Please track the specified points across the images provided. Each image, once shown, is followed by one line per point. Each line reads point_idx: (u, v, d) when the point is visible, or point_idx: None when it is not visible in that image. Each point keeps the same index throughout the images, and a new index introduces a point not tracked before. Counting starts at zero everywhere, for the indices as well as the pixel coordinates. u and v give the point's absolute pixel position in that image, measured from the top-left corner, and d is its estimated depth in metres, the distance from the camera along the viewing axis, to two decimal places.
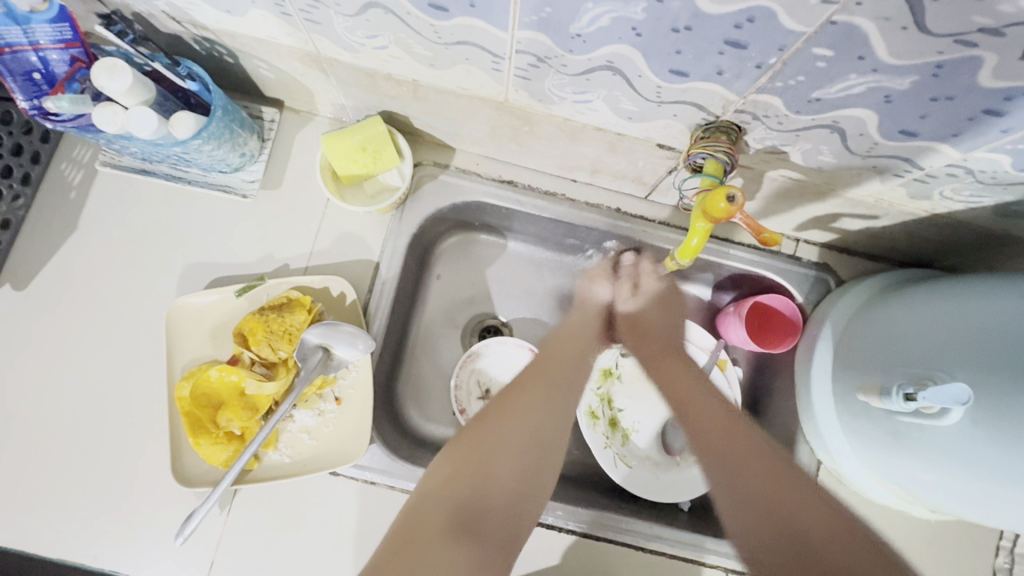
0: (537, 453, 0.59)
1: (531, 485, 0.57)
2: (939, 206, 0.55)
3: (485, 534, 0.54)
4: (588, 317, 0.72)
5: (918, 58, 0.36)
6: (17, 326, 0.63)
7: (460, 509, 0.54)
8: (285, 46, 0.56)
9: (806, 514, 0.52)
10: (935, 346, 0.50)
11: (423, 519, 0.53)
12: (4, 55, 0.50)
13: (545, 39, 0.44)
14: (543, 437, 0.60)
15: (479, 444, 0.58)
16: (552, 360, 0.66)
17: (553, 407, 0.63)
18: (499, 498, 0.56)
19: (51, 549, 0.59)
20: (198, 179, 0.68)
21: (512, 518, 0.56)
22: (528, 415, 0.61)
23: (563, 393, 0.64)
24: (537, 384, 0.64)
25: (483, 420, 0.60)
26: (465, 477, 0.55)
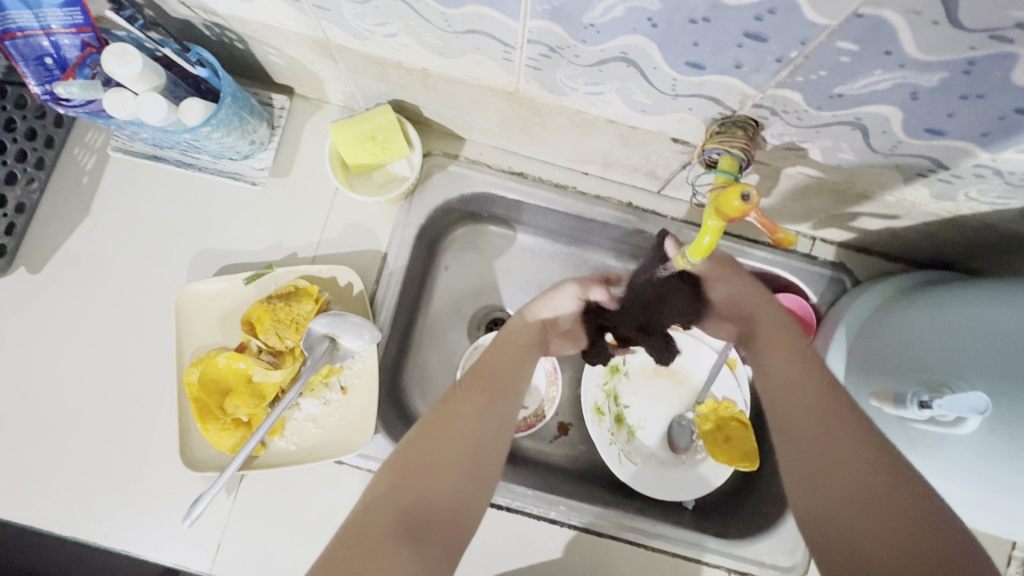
0: (479, 453, 0.49)
1: (471, 493, 0.47)
2: (963, 208, 0.53)
3: (430, 541, 0.43)
4: (527, 329, 0.63)
5: (949, 54, 0.34)
6: (33, 309, 0.65)
7: (405, 511, 0.44)
8: (294, 32, 0.55)
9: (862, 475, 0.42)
10: (957, 351, 0.48)
11: (364, 533, 0.42)
12: (17, 39, 0.51)
13: (558, 29, 0.43)
14: (493, 431, 0.51)
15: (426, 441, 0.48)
16: (482, 369, 0.56)
17: (494, 404, 0.53)
18: (441, 506, 0.45)
19: (63, 526, 0.60)
20: (207, 165, 0.68)
21: (453, 526, 0.45)
22: (475, 411, 0.51)
23: (503, 400, 0.54)
24: (478, 384, 0.55)
25: (442, 409, 0.51)
26: (413, 475, 0.46)
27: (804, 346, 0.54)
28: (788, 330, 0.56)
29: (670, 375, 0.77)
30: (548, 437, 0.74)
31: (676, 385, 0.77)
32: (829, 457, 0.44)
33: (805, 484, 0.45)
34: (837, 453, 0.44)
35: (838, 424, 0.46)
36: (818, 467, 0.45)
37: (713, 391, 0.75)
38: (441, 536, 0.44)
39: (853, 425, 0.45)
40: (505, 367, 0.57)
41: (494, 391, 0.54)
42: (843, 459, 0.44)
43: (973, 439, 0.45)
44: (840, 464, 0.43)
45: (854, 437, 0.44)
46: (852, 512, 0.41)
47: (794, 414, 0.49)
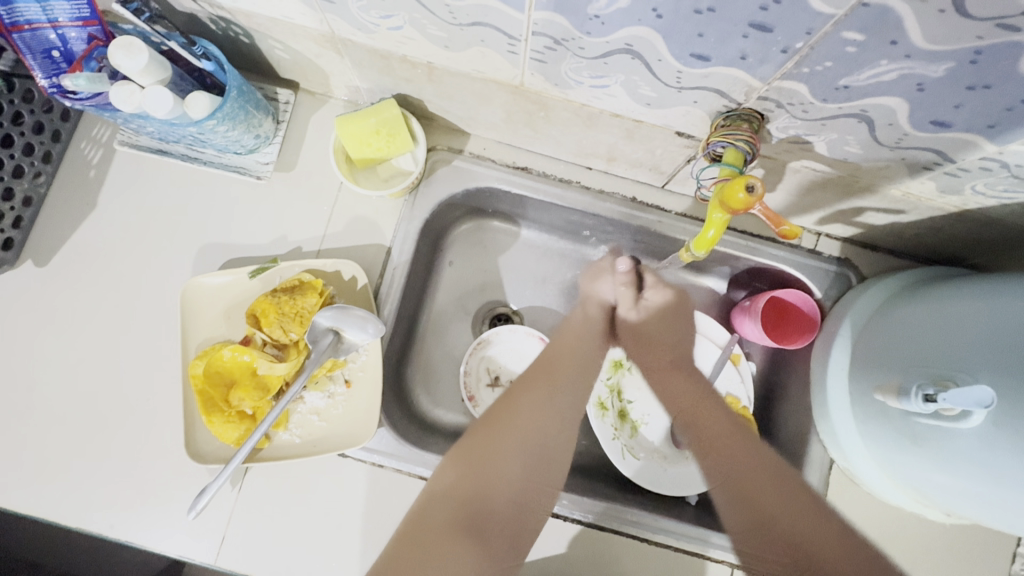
0: (538, 452, 0.66)
1: (532, 490, 0.64)
2: (969, 202, 0.53)
3: (491, 539, 0.62)
4: (589, 320, 0.74)
5: (956, 43, 0.34)
6: (39, 301, 0.65)
7: (466, 511, 0.62)
8: (299, 26, 0.55)
9: (764, 479, 0.63)
10: (962, 346, 0.48)
11: (427, 523, 0.61)
12: (24, 32, 0.51)
13: (563, 20, 0.43)
14: (547, 440, 0.67)
15: (488, 448, 0.65)
16: (546, 372, 0.70)
17: (549, 410, 0.69)
18: (502, 499, 0.64)
19: (69, 517, 0.61)
20: (213, 159, 0.67)
21: (517, 514, 0.63)
22: (532, 420, 0.68)
23: (556, 406, 0.69)
24: (535, 394, 0.69)
25: (488, 423, 0.66)
26: (472, 480, 0.63)
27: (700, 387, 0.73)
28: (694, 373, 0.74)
29: None
30: None
31: None
32: (741, 476, 0.65)
33: (733, 492, 0.65)
34: (734, 461, 0.66)
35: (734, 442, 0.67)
36: (740, 475, 0.65)
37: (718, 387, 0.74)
38: (502, 529, 0.62)
39: (746, 452, 0.66)
40: (570, 366, 0.71)
41: (552, 394, 0.69)
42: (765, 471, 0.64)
43: (979, 432, 0.45)
44: (745, 485, 0.64)
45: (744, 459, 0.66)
46: (777, 520, 0.61)
47: (705, 438, 0.70)
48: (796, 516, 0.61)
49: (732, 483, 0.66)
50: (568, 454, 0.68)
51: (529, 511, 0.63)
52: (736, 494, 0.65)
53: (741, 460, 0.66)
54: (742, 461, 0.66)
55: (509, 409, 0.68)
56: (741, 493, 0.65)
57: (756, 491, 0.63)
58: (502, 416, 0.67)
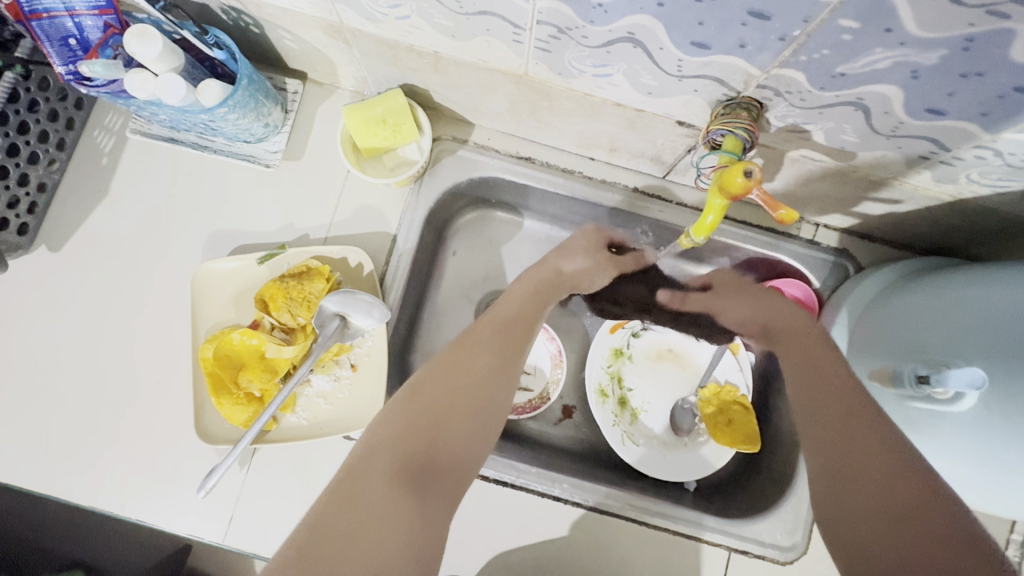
0: (485, 399, 0.53)
1: (476, 443, 0.51)
2: (964, 191, 0.54)
3: (430, 485, 0.46)
4: (551, 282, 0.64)
5: (948, 31, 0.35)
6: (53, 285, 0.66)
7: (409, 456, 0.46)
8: (309, 16, 0.57)
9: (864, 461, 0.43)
10: (954, 332, 0.49)
11: (366, 474, 0.44)
12: (43, 20, 0.52)
13: (566, 9, 0.44)
14: (495, 387, 0.54)
15: (433, 391, 0.51)
16: (497, 329, 0.58)
17: (502, 356, 0.56)
18: (447, 450, 0.49)
19: (82, 495, 0.62)
20: (222, 148, 0.69)
21: (458, 470, 0.49)
22: (481, 365, 0.55)
23: (508, 360, 0.57)
24: (484, 339, 0.57)
25: (433, 372, 0.52)
26: (419, 426, 0.48)
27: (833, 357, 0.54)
28: (808, 330, 0.58)
29: (674, 359, 0.78)
30: (553, 419, 0.75)
31: (679, 368, 0.78)
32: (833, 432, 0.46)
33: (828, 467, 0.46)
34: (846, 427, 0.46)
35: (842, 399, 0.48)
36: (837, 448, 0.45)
37: (716, 375, 0.76)
38: (444, 476, 0.48)
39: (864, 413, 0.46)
40: (522, 315, 0.60)
41: (503, 349, 0.57)
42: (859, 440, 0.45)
43: (971, 415, 0.46)
44: (858, 461, 0.44)
45: (866, 435, 0.45)
46: (882, 516, 0.40)
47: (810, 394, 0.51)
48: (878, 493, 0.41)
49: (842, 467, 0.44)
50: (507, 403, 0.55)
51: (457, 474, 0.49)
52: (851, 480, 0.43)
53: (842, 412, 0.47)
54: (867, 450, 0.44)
55: (452, 355, 0.54)
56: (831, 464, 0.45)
57: (874, 465, 0.42)
58: (445, 365, 0.53)
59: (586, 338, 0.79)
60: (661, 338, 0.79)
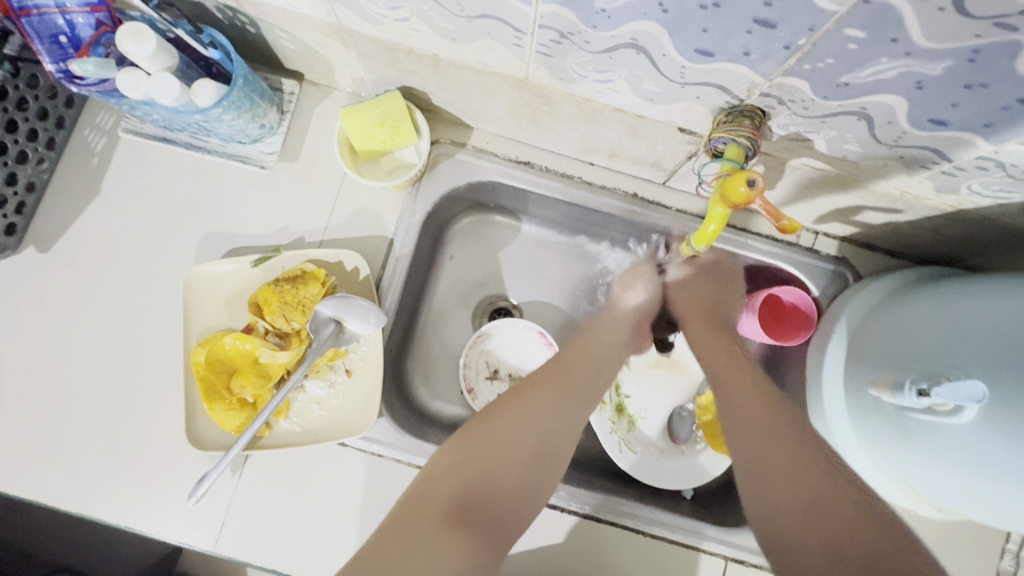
0: (540, 454, 0.58)
1: (531, 490, 0.56)
2: (965, 201, 0.53)
3: (482, 527, 0.52)
4: (615, 322, 0.70)
5: (954, 42, 0.35)
6: (41, 287, 0.65)
7: (461, 502, 0.53)
8: (306, 16, 0.56)
9: (801, 470, 0.53)
10: (954, 344, 0.49)
11: (426, 501, 0.52)
12: (32, 17, 0.51)
13: (569, 14, 0.43)
14: (555, 441, 0.59)
15: (487, 437, 0.57)
16: (553, 368, 0.64)
17: (558, 407, 0.61)
18: (500, 495, 0.55)
19: (68, 502, 0.61)
20: (216, 148, 0.68)
21: (509, 512, 0.55)
22: (545, 411, 0.60)
23: (569, 408, 0.62)
24: (547, 386, 0.62)
25: (490, 415, 0.59)
26: (474, 465, 0.55)
27: (735, 354, 0.65)
28: (718, 333, 0.68)
29: (671, 366, 0.78)
30: None
31: (676, 375, 0.78)
32: (773, 448, 0.55)
33: (754, 469, 0.55)
34: (789, 468, 0.53)
35: (784, 440, 0.55)
36: (776, 480, 0.53)
37: None
38: (495, 520, 0.54)
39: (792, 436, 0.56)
40: (582, 370, 0.65)
41: (562, 392, 0.62)
42: (797, 461, 0.54)
43: (969, 427, 0.46)
44: (829, 499, 0.50)
45: (791, 443, 0.55)
46: (805, 500, 0.51)
47: (749, 423, 0.58)
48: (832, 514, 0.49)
49: (755, 465, 0.55)
50: (563, 459, 0.59)
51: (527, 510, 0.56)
52: (770, 483, 0.53)
53: (773, 461, 0.54)
54: (782, 453, 0.55)
55: (516, 402, 0.60)
56: (766, 472, 0.54)
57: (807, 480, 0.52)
58: (507, 416, 0.59)
59: None
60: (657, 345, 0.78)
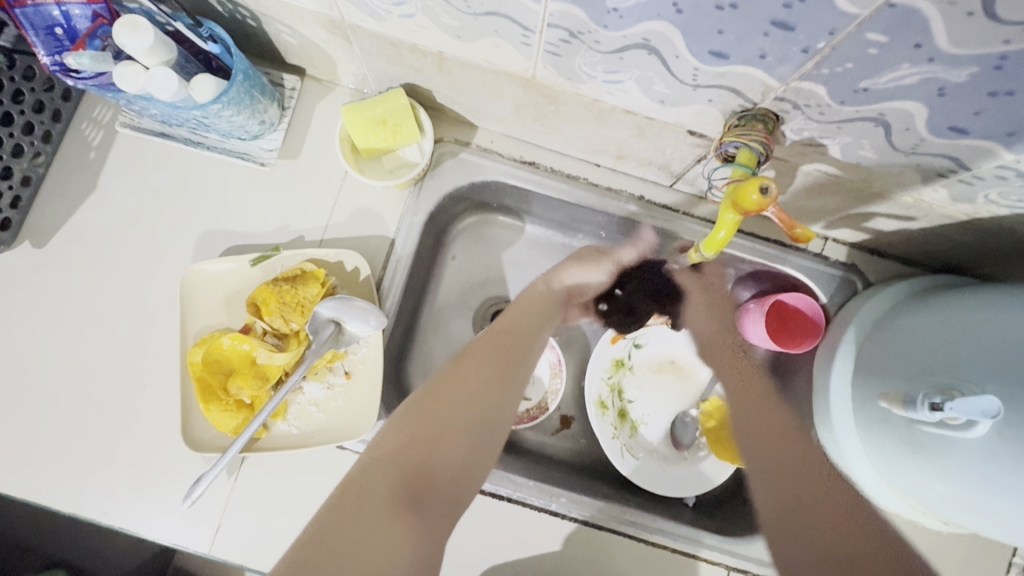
0: (480, 426, 0.60)
1: (476, 457, 0.58)
2: (981, 210, 0.52)
3: (429, 508, 0.52)
4: (548, 295, 0.71)
5: (981, 48, 0.34)
6: (36, 283, 0.64)
7: (405, 479, 0.53)
8: (308, 10, 0.54)
9: (799, 445, 0.65)
10: (970, 356, 0.47)
11: (362, 492, 0.51)
12: (27, 7, 0.49)
13: (579, 13, 0.42)
14: (492, 409, 0.61)
15: (433, 414, 0.58)
16: (494, 342, 0.65)
17: (498, 379, 0.63)
18: (442, 473, 0.55)
19: (61, 501, 0.60)
20: (216, 144, 0.66)
21: (453, 490, 0.55)
22: (484, 382, 0.62)
23: (513, 374, 0.65)
24: (486, 358, 0.64)
25: (434, 394, 0.59)
26: (418, 443, 0.56)
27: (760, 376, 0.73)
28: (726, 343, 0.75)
29: (675, 371, 0.77)
30: (551, 430, 0.74)
31: (680, 380, 0.77)
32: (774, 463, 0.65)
33: (789, 508, 0.62)
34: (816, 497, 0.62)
35: (797, 449, 0.65)
36: (823, 504, 0.61)
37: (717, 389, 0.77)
38: (441, 498, 0.54)
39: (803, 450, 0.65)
40: (524, 344, 0.67)
41: (504, 358, 0.65)
42: (807, 473, 0.63)
43: (980, 443, 0.45)
44: (811, 507, 0.61)
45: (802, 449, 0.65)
46: (830, 518, 0.59)
47: (759, 439, 0.68)
48: (835, 495, 0.61)
49: (794, 497, 0.62)
50: (505, 425, 0.62)
51: (467, 490, 0.56)
52: (797, 516, 0.61)
53: (808, 467, 0.64)
54: (789, 450, 0.65)
55: (453, 376, 0.62)
56: (781, 469, 0.65)
57: (823, 506, 0.61)
58: (444, 395, 0.59)
59: (585, 346, 0.78)
60: (662, 350, 0.77)
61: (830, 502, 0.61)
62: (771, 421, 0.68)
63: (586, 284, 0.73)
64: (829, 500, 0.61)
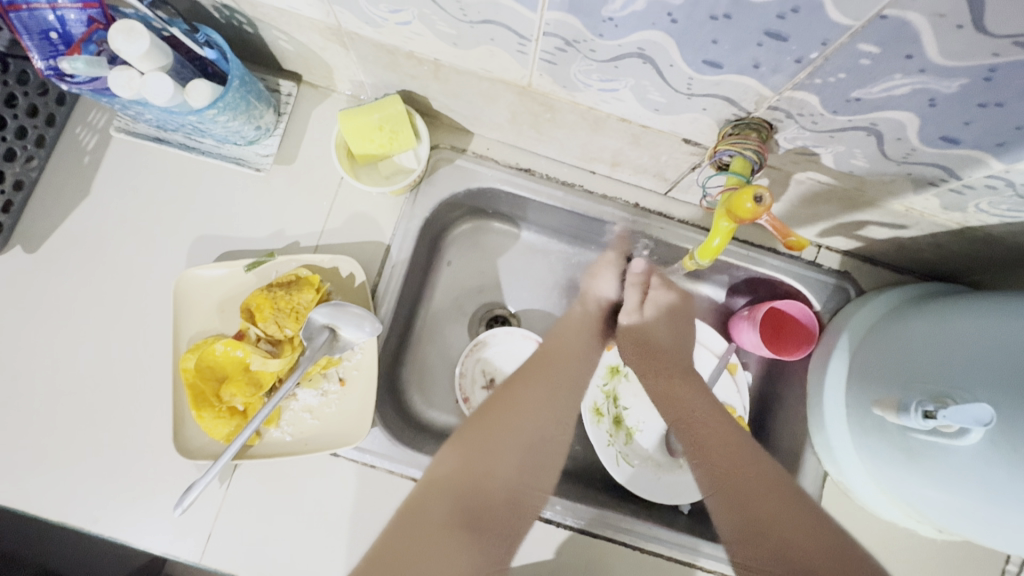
0: (536, 451, 0.60)
1: (534, 480, 0.59)
2: (972, 219, 0.52)
3: (486, 530, 0.55)
4: (588, 314, 0.72)
5: (971, 60, 0.34)
6: (27, 288, 0.63)
7: (462, 503, 0.55)
8: (305, 17, 0.54)
9: (722, 434, 0.62)
10: (962, 364, 0.48)
11: (425, 509, 0.54)
12: (22, 12, 0.50)
13: (574, 22, 0.42)
14: (549, 441, 0.62)
15: (493, 423, 0.60)
16: (540, 358, 0.66)
17: (551, 399, 0.64)
18: (500, 500, 0.57)
19: (49, 509, 0.59)
20: (211, 150, 0.66)
21: (512, 515, 0.57)
22: (539, 402, 0.63)
23: (564, 397, 0.65)
24: (538, 378, 0.65)
25: (481, 415, 0.61)
26: (475, 461, 0.57)
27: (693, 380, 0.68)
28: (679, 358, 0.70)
29: None
30: None
31: None
32: (728, 460, 0.59)
33: (725, 500, 0.58)
34: (744, 500, 0.57)
35: (741, 456, 0.59)
36: (764, 501, 0.56)
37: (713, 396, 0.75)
38: (496, 520, 0.56)
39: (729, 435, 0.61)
40: (567, 366, 0.67)
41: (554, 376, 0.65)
42: (761, 488, 0.56)
43: (975, 451, 0.45)
44: (773, 520, 0.54)
45: (757, 464, 0.58)
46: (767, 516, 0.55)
47: (693, 432, 0.64)
48: (787, 512, 0.55)
49: (723, 479, 0.59)
50: (560, 458, 0.62)
51: (524, 514, 0.58)
52: (744, 504, 0.57)
53: (738, 471, 0.58)
54: (726, 449, 0.60)
55: (506, 396, 0.63)
56: (741, 495, 0.57)
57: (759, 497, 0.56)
58: (495, 419, 0.60)
59: None
60: None
61: (769, 499, 0.56)
62: (717, 422, 0.63)
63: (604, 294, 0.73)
64: (768, 503, 0.55)
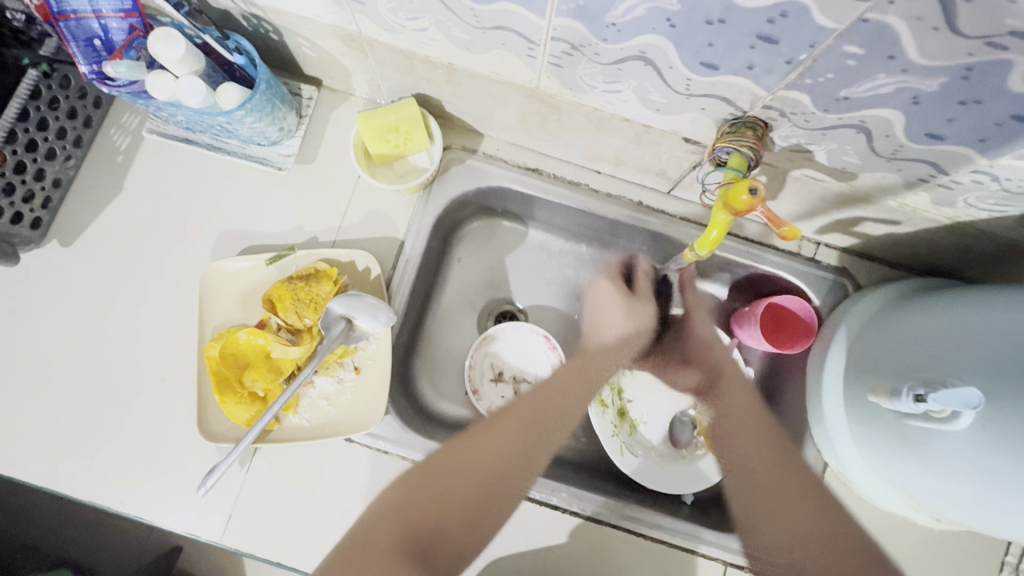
0: (488, 499, 0.58)
1: (483, 525, 0.58)
2: (962, 214, 0.55)
3: (437, 561, 0.54)
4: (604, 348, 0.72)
5: (949, 60, 0.37)
6: (62, 280, 0.67)
7: (414, 534, 0.54)
8: (328, 25, 0.58)
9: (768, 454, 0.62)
10: (952, 353, 0.50)
11: (372, 537, 0.53)
12: (70, 21, 0.54)
13: (580, 27, 0.46)
14: (513, 476, 0.60)
15: (449, 467, 0.58)
16: (527, 408, 0.64)
17: (524, 449, 0.61)
18: (448, 531, 0.56)
19: (79, 489, 0.62)
20: (236, 150, 0.70)
21: (457, 547, 0.56)
22: (504, 450, 0.60)
23: (541, 444, 0.63)
24: (520, 415, 0.64)
25: (451, 449, 0.59)
26: (426, 506, 0.56)
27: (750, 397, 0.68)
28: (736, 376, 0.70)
29: None
30: None
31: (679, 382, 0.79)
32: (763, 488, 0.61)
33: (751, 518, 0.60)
34: (782, 510, 0.58)
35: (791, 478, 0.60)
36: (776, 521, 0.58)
37: None
38: (444, 558, 0.55)
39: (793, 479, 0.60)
40: (554, 409, 0.66)
41: (530, 433, 0.62)
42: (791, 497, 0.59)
43: (965, 434, 0.47)
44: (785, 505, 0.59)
45: (796, 476, 0.60)
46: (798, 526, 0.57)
47: (751, 448, 0.63)
48: (798, 510, 0.58)
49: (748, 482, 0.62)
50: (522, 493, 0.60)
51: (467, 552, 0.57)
52: (778, 516, 0.58)
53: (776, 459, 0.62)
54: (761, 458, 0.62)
55: (474, 436, 0.61)
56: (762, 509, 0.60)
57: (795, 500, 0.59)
58: (454, 462, 0.59)
59: None
60: None
61: (789, 495, 0.59)
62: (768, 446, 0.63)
63: (607, 321, 0.73)
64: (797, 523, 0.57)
